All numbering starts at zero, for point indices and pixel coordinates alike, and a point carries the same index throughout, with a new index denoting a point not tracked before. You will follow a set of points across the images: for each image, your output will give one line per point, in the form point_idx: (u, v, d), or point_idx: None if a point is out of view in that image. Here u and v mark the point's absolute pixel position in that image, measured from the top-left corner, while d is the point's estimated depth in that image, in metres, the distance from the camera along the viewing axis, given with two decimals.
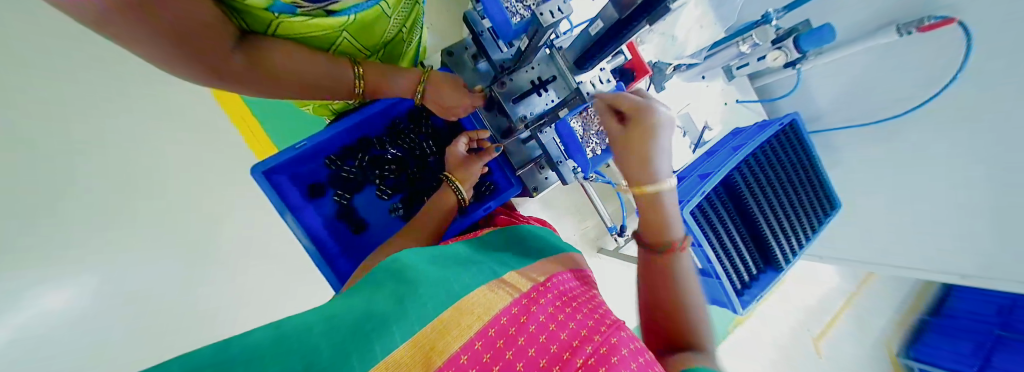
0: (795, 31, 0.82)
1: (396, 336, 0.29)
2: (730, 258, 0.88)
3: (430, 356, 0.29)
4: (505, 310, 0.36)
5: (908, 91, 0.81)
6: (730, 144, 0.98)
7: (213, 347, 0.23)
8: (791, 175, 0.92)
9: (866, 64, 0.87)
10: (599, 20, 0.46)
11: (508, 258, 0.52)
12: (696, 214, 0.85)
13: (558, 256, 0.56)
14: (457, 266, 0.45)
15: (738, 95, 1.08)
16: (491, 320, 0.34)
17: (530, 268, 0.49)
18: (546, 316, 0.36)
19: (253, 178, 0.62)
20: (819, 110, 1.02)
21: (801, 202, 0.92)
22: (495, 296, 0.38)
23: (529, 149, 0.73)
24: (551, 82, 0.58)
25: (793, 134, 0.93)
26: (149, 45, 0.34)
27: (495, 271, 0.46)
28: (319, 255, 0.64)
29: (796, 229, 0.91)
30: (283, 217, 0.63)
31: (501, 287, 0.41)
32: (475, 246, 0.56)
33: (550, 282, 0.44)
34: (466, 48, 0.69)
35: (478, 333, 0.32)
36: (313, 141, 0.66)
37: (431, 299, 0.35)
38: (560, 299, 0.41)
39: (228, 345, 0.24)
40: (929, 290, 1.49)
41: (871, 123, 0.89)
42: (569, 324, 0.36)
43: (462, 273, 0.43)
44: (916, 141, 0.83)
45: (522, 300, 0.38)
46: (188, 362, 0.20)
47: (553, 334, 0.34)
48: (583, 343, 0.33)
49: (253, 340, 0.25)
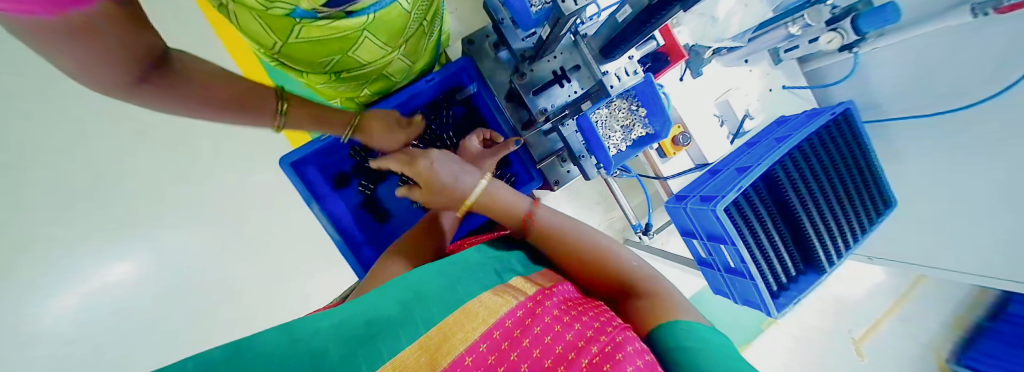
0: (853, 9, 0.72)
1: (402, 341, 0.33)
2: (766, 259, 0.82)
3: (436, 357, 0.31)
4: (511, 312, 0.37)
5: (979, 81, 0.70)
6: (773, 135, 0.91)
7: (228, 348, 0.27)
8: (841, 170, 0.83)
9: (932, 44, 0.77)
10: (627, 6, 0.44)
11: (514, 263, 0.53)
12: (729, 210, 0.79)
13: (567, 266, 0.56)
14: (462, 272, 0.48)
15: (784, 80, 1.00)
16: (496, 322, 0.35)
17: (537, 275, 0.50)
18: (551, 317, 0.36)
19: (281, 168, 0.63)
20: (879, 98, 0.91)
21: (850, 202, 0.83)
22: (500, 300, 0.40)
23: (551, 141, 0.69)
24: (575, 71, 0.57)
25: (846, 125, 0.84)
26: (182, 106, 0.37)
27: (499, 276, 0.48)
28: (343, 243, 0.67)
29: (843, 232, 0.83)
30: (309, 206, 0.65)
31: (506, 292, 0.42)
32: (483, 251, 0.57)
33: (556, 287, 0.44)
34: (487, 35, 0.66)
35: (484, 335, 0.33)
36: (338, 132, 0.67)
37: (436, 307, 0.39)
38: (567, 303, 0.40)
39: (241, 346, 0.28)
40: (1012, 305, 1.28)
41: (923, 115, 0.80)
42: (575, 325, 0.35)
43: (468, 279, 0.46)
44: (970, 146, 0.74)
45: (527, 303, 0.39)
46: (202, 362, 0.25)
47: (559, 336, 0.34)
48: (589, 344, 0.33)
49: (262, 345, 0.29)
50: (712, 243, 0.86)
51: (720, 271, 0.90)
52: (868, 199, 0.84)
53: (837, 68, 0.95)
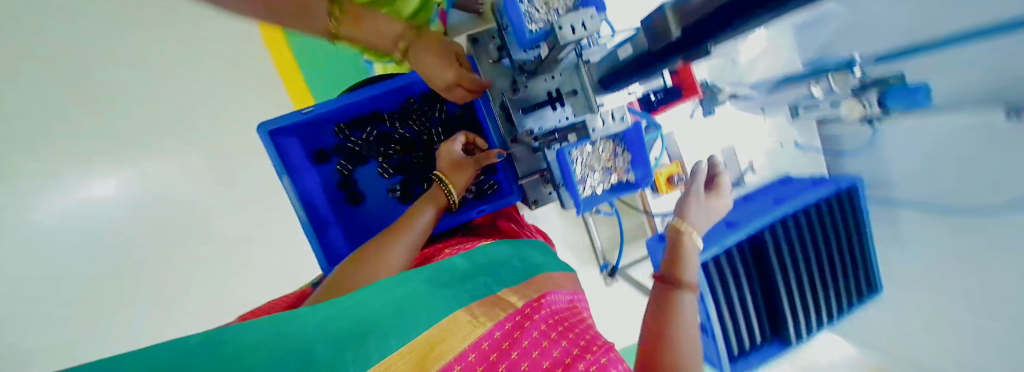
0: None
1: (392, 339, 0.32)
2: (735, 319, 0.80)
3: (425, 364, 0.31)
4: (499, 324, 0.38)
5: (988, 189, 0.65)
6: (772, 195, 0.88)
7: (195, 343, 0.26)
8: (832, 247, 0.80)
9: (947, 139, 0.71)
10: (630, 43, 0.39)
11: (503, 272, 0.52)
12: (707, 264, 0.77)
13: (555, 273, 0.56)
14: (451, 278, 0.47)
15: (797, 139, 0.96)
16: (484, 334, 0.36)
17: (523, 282, 0.50)
18: (539, 332, 0.38)
19: (258, 133, 0.61)
20: (887, 179, 0.85)
21: (835, 278, 0.81)
22: (486, 309, 0.41)
23: (537, 159, 0.66)
24: (571, 96, 0.53)
25: (849, 201, 0.79)
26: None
27: (489, 285, 0.47)
28: (310, 221, 0.65)
29: (819, 307, 0.81)
30: (280, 179, 0.64)
31: (494, 301, 0.43)
32: (470, 256, 0.56)
33: (544, 299, 0.45)
34: (493, 36, 0.62)
35: (473, 345, 0.35)
36: (322, 108, 0.65)
37: (426, 306, 0.38)
38: (555, 317, 0.42)
39: (214, 341, 0.27)
40: None
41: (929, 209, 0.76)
42: (562, 342, 0.37)
43: (458, 284, 0.46)
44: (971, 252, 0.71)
45: (516, 316, 0.40)
46: (165, 354, 0.24)
47: (546, 351, 0.36)
48: (575, 361, 0.34)
49: (238, 336, 0.28)
50: None
51: None
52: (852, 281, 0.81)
53: (852, 138, 0.90)
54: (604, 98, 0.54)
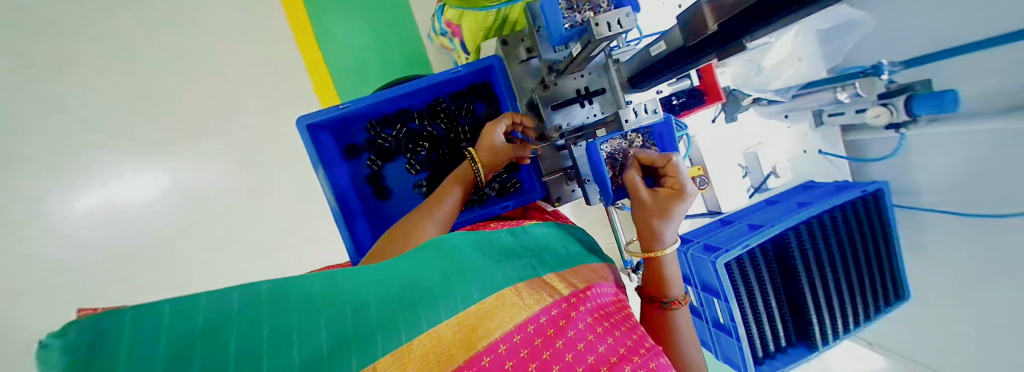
0: (911, 89, 0.68)
1: (441, 316, 0.35)
2: (757, 322, 0.79)
3: (471, 339, 0.35)
4: (546, 310, 0.40)
5: (1019, 195, 0.65)
6: (796, 199, 0.87)
7: (275, 282, 0.31)
8: (858, 255, 0.78)
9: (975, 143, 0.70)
10: (662, 42, 0.41)
11: (549, 257, 0.56)
12: (731, 267, 0.77)
13: (595, 265, 0.59)
14: (499, 256, 0.51)
15: (822, 144, 0.95)
16: (531, 318, 0.38)
17: (569, 271, 0.53)
18: (585, 325, 0.40)
19: (297, 128, 0.65)
20: (913, 186, 0.84)
21: (861, 287, 0.79)
22: (536, 295, 0.43)
23: (562, 157, 0.69)
24: (599, 95, 0.58)
25: (874, 206, 0.78)
26: None
27: (534, 269, 0.51)
28: (342, 212, 0.68)
29: (846, 315, 0.78)
30: (315, 171, 0.66)
31: (542, 287, 0.46)
32: (518, 236, 0.59)
33: (591, 290, 0.47)
34: (523, 39, 0.64)
35: (518, 326, 0.37)
36: (357, 105, 0.68)
37: (475, 285, 0.41)
38: (600, 311, 0.44)
39: (289, 284, 0.32)
40: None
41: (957, 214, 0.75)
42: (608, 339, 0.39)
43: (505, 265, 0.48)
44: (1000, 263, 0.69)
45: (562, 304, 0.42)
46: (248, 291, 0.29)
47: (592, 346, 0.38)
48: (621, 362, 0.36)
49: (308, 290, 0.32)
50: (706, 295, 0.83)
51: (708, 323, 0.87)
52: (876, 287, 0.79)
53: (879, 145, 0.88)
54: (632, 96, 0.57)
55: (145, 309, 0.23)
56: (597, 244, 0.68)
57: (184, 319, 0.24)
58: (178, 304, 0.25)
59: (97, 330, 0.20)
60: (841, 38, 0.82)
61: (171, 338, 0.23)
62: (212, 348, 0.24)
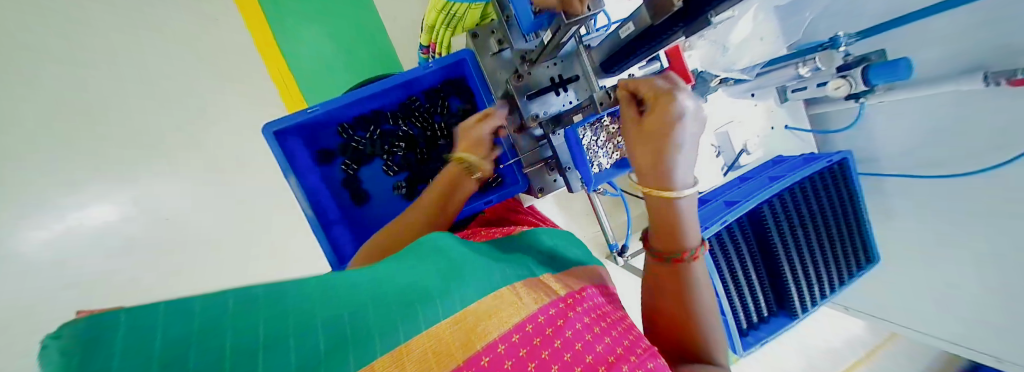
0: (868, 61, 0.73)
1: (440, 315, 0.34)
2: (742, 296, 0.82)
3: (470, 340, 0.33)
4: (545, 310, 0.39)
5: (970, 154, 0.70)
6: (768, 174, 0.90)
7: (266, 286, 0.29)
8: (832, 223, 0.82)
9: (929, 108, 0.75)
10: (630, 23, 0.41)
11: (540, 259, 0.54)
12: (712, 243, 0.79)
13: (589, 264, 0.59)
14: (496, 258, 0.49)
15: (788, 120, 0.99)
16: (529, 316, 0.37)
17: (563, 273, 0.52)
18: (582, 325, 0.39)
19: (263, 136, 0.62)
20: (874, 152, 0.89)
21: (835, 253, 0.83)
22: (533, 294, 0.42)
23: (542, 147, 0.69)
24: (572, 82, 0.59)
25: (842, 175, 0.82)
26: None
27: (531, 270, 0.49)
28: (319, 220, 0.65)
29: (823, 280, 0.82)
30: (288, 177, 0.64)
31: (538, 287, 0.44)
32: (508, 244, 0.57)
33: (584, 292, 0.46)
34: (493, 31, 0.64)
35: (518, 326, 0.36)
36: (326, 107, 0.64)
37: (474, 285, 0.39)
38: (596, 312, 0.43)
39: (280, 289, 0.29)
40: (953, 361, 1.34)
41: (912, 175, 0.80)
42: (605, 339, 0.38)
43: (501, 264, 0.47)
44: (956, 215, 0.75)
45: (559, 303, 0.41)
46: (240, 296, 0.26)
47: (590, 345, 0.36)
48: (619, 361, 0.35)
49: (304, 293, 0.30)
50: None
51: None
52: (846, 249, 0.84)
53: (841, 115, 0.93)
54: (605, 81, 0.57)
55: (138, 312, 0.21)
56: (586, 247, 0.68)
57: (180, 320, 0.22)
58: (169, 306, 0.23)
59: (86, 337, 0.19)
60: (795, 14, 0.86)
61: (169, 335, 0.21)
62: (207, 346, 0.22)
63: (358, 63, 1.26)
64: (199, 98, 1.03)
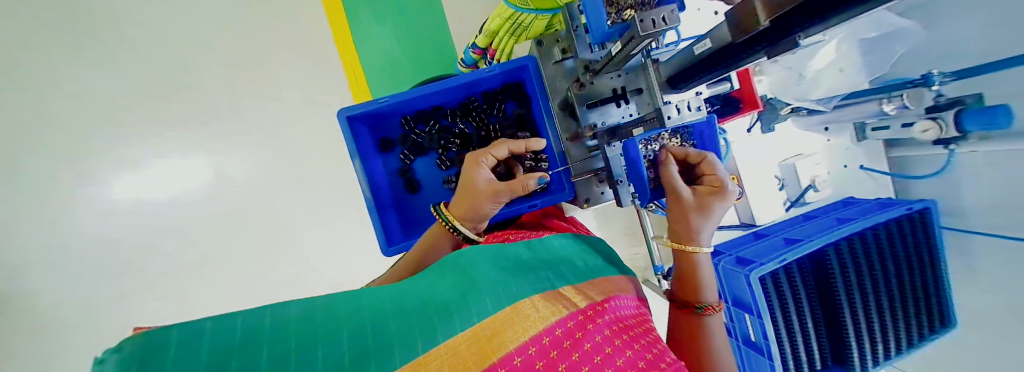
0: (961, 102, 0.65)
1: (456, 328, 0.34)
2: (793, 343, 0.74)
3: (488, 349, 0.33)
4: (562, 322, 0.39)
5: None
6: (835, 215, 0.82)
7: (297, 308, 0.32)
8: (904, 279, 0.73)
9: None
10: (707, 39, 0.40)
11: (566, 269, 0.54)
12: (765, 281, 0.73)
13: (617, 276, 0.58)
14: (517, 270, 0.49)
15: (864, 160, 0.90)
16: (546, 330, 0.37)
17: (587, 283, 0.51)
18: (603, 337, 0.38)
19: (338, 118, 0.68)
20: (965, 207, 0.77)
21: (905, 312, 0.74)
22: (551, 307, 0.41)
23: (593, 159, 0.69)
24: (635, 95, 0.60)
25: (921, 226, 0.73)
26: None
27: (551, 282, 0.48)
28: (374, 201, 0.70)
29: (888, 341, 0.73)
30: (353, 160, 0.70)
31: (558, 300, 0.44)
32: (534, 249, 0.58)
33: (608, 303, 0.45)
34: (557, 41, 0.65)
35: (534, 339, 0.36)
36: (394, 98, 0.69)
37: (490, 298, 0.40)
38: (618, 323, 0.41)
39: (312, 309, 0.33)
40: None
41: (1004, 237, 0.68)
42: (626, 352, 0.36)
43: (521, 277, 0.47)
44: None
45: (578, 316, 0.41)
46: (275, 317, 0.30)
47: (610, 358, 0.35)
48: None
49: (333, 311, 0.33)
50: (737, 310, 0.79)
51: (738, 341, 0.83)
52: (921, 313, 0.73)
53: (925, 161, 0.82)
54: (670, 98, 0.56)
55: (189, 330, 0.25)
56: (618, 257, 0.67)
57: (223, 338, 0.26)
58: (215, 324, 0.26)
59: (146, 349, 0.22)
60: (885, 49, 0.80)
61: (212, 350, 0.24)
62: (245, 358, 0.25)
63: (425, 66, 1.35)
64: (283, 76, 1.13)
